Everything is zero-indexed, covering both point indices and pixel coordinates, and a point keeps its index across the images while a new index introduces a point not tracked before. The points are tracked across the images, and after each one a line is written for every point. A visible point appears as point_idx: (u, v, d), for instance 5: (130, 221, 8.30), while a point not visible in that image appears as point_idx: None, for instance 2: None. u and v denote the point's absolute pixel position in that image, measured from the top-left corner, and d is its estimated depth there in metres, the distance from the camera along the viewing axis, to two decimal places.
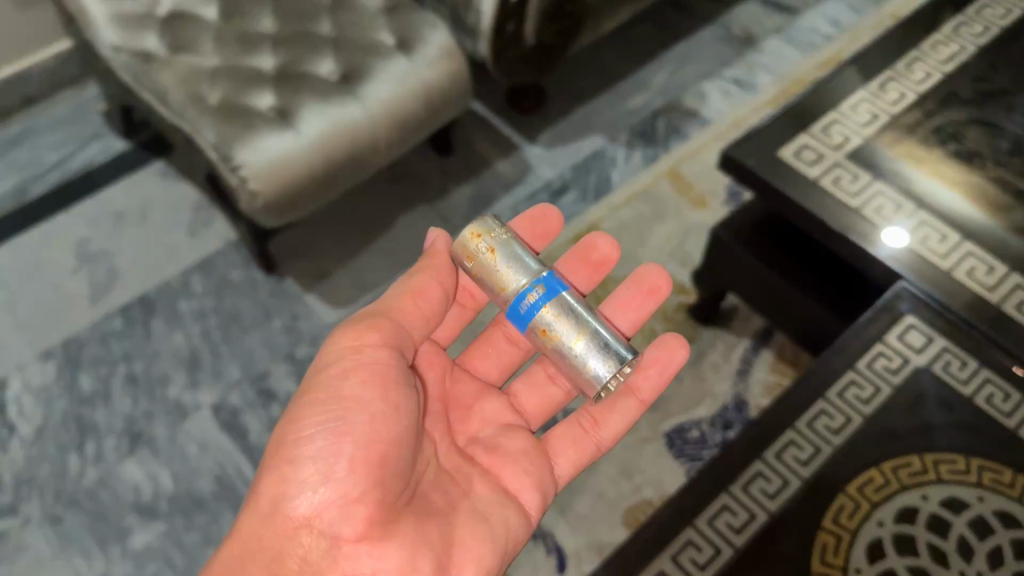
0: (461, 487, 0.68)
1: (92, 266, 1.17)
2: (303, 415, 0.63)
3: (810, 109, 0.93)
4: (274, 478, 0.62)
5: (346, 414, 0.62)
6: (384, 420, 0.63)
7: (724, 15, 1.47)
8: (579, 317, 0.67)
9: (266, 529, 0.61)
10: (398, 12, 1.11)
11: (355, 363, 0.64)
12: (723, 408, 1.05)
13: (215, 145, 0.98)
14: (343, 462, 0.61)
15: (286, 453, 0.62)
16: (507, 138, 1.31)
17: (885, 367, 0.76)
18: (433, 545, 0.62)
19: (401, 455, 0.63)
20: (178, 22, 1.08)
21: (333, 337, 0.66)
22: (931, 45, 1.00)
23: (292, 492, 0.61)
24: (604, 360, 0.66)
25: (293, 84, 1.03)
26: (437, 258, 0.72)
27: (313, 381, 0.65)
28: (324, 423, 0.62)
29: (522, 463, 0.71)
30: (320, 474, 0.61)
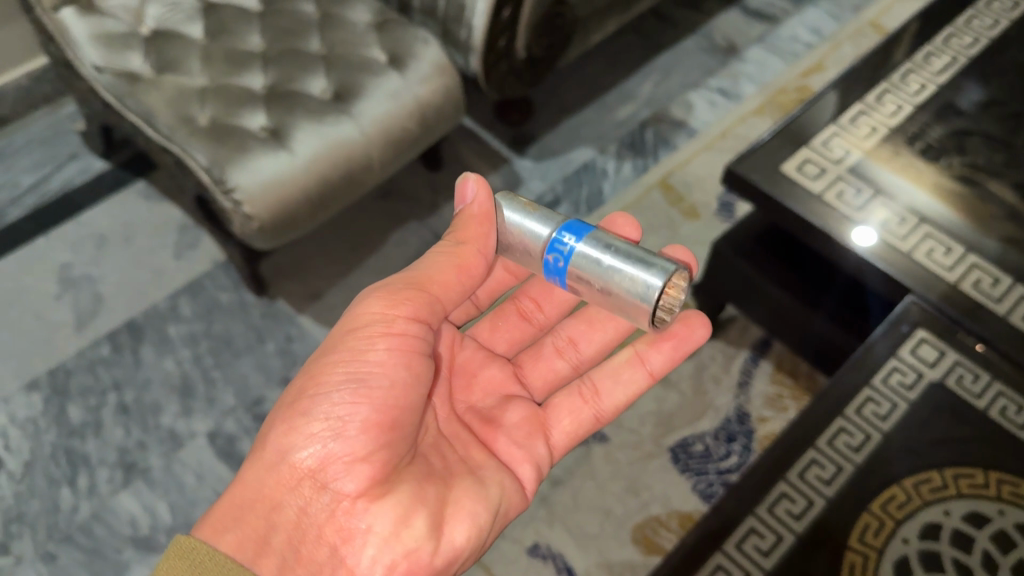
0: (460, 455, 0.70)
1: (76, 292, 1.14)
2: (324, 373, 0.64)
3: (809, 123, 0.94)
4: (284, 429, 0.63)
5: (365, 376, 0.63)
6: (402, 388, 0.64)
7: (706, 25, 1.48)
8: None
9: (269, 478, 0.63)
10: (388, 29, 1.09)
11: (383, 330, 0.65)
12: (726, 420, 1.05)
13: (206, 167, 0.95)
14: (356, 423, 0.62)
15: (301, 407, 0.63)
16: (496, 151, 1.30)
17: (899, 383, 0.76)
18: (430, 505, 0.64)
19: (410, 422, 0.65)
20: (162, 41, 1.05)
21: (363, 297, 0.67)
22: (923, 57, 1.01)
23: (299, 443, 0.62)
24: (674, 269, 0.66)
25: (285, 105, 1.01)
26: (480, 221, 0.68)
27: (337, 339, 0.66)
28: (343, 383, 0.63)
29: (515, 436, 0.74)
30: (331, 432, 0.62)
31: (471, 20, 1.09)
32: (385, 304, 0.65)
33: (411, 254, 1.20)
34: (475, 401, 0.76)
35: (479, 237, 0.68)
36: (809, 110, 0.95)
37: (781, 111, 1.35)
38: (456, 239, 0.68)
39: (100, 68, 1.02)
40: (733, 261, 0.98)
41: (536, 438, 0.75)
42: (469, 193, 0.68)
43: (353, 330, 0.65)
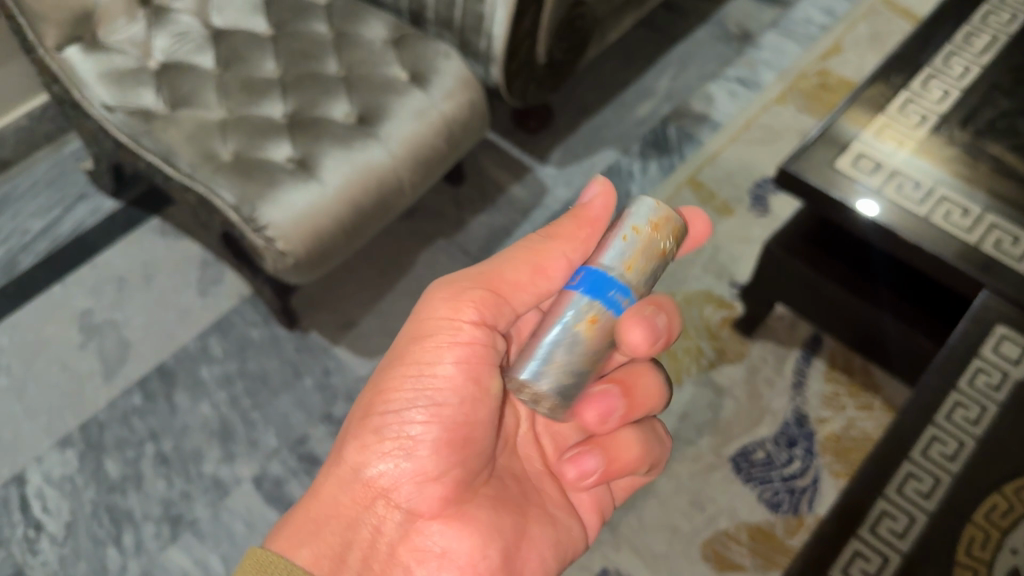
0: (531, 479, 0.65)
1: (101, 340, 1.10)
2: (392, 387, 0.59)
3: (854, 116, 0.91)
4: (356, 444, 0.59)
5: (437, 394, 0.58)
6: (473, 404, 0.59)
7: (717, 14, 1.44)
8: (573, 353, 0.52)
9: (341, 497, 0.58)
10: (407, 45, 1.05)
11: (450, 339, 0.58)
12: (785, 424, 1.02)
13: (235, 205, 0.92)
14: (428, 443, 0.58)
15: (373, 423, 0.59)
16: (518, 160, 1.27)
17: (987, 384, 0.74)
18: (505, 535, 0.59)
19: (484, 439, 0.60)
20: (174, 73, 1.01)
21: (430, 296, 0.61)
22: (963, 38, 0.98)
23: (374, 461, 0.58)
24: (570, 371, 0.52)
25: (310, 132, 0.97)
26: (581, 223, 0.59)
27: (404, 345, 0.60)
28: (416, 400, 0.58)
29: None
30: (403, 451, 0.58)
31: (491, 29, 1.05)
32: (450, 306, 0.59)
33: (441, 274, 1.16)
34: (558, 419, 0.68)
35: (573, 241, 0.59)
36: (855, 104, 0.92)
37: (803, 98, 1.32)
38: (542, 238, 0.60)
39: (112, 107, 0.97)
40: (787, 258, 0.93)
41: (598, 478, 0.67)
42: (587, 195, 0.60)
43: (419, 337, 0.60)
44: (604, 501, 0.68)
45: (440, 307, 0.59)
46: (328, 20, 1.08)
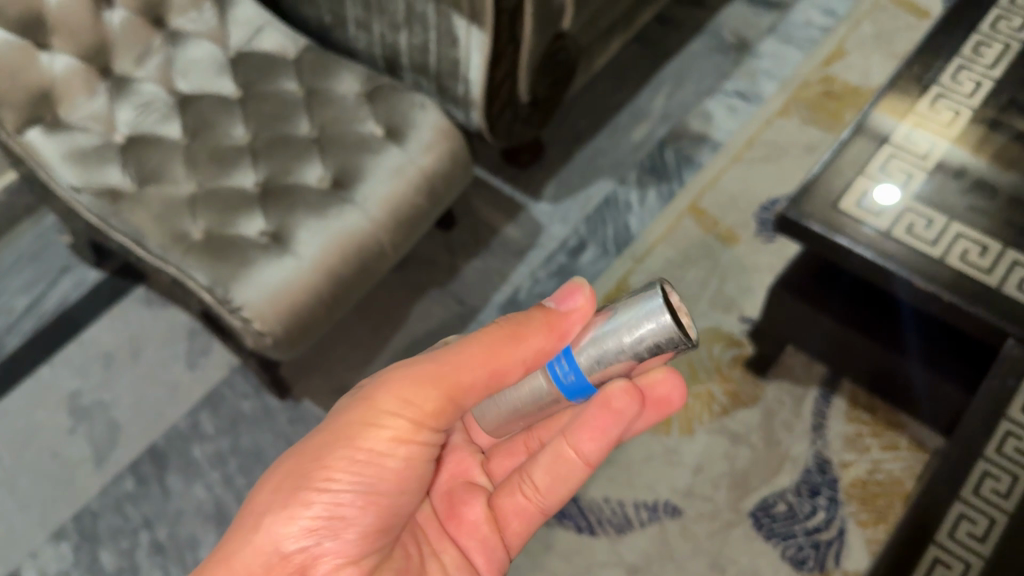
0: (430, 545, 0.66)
1: (90, 423, 1.07)
2: (335, 464, 0.58)
3: (889, 108, 0.85)
4: (279, 514, 0.57)
5: (378, 481, 0.59)
6: (406, 494, 0.61)
7: (713, 21, 1.36)
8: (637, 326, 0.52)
9: (254, 568, 0.56)
10: (380, 97, 1.00)
11: (403, 432, 0.59)
12: (806, 471, 0.96)
13: (209, 287, 0.88)
14: (357, 526, 0.58)
15: (304, 493, 0.57)
16: (510, 199, 1.21)
17: (1016, 449, 0.73)
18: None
19: (400, 522, 0.62)
20: (140, 148, 0.96)
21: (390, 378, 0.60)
22: (973, 47, 0.90)
23: (296, 535, 0.57)
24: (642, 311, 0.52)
25: (283, 203, 0.93)
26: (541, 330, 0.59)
27: (352, 426, 0.59)
28: (353, 483, 0.58)
29: (482, 534, 0.66)
30: (332, 530, 0.57)
31: (467, 73, 1.01)
32: (408, 397, 0.59)
33: (436, 328, 1.11)
34: (443, 483, 0.70)
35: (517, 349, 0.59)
36: (871, 119, 0.85)
37: (807, 109, 1.25)
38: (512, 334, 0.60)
39: (78, 189, 0.93)
40: (804, 306, 0.86)
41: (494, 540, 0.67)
42: (572, 300, 0.59)
43: (372, 421, 0.59)
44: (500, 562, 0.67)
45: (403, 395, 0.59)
46: (298, 76, 1.03)
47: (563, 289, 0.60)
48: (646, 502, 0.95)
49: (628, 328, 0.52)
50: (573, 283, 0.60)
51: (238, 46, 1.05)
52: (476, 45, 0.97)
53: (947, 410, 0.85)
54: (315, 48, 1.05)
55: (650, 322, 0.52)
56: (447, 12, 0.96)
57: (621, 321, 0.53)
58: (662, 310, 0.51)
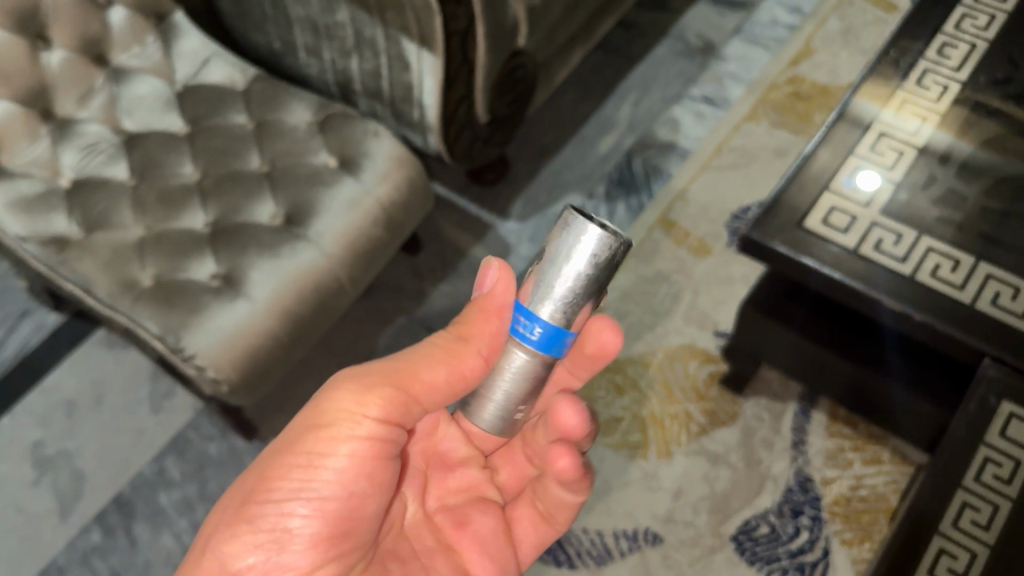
0: (420, 558, 0.65)
1: (54, 474, 1.04)
2: (277, 476, 0.56)
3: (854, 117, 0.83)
4: (225, 533, 0.56)
5: (322, 488, 0.56)
6: (362, 500, 0.57)
7: (677, 24, 1.34)
8: (560, 260, 0.52)
9: None
10: (333, 127, 0.97)
11: (350, 435, 0.56)
12: (788, 491, 0.94)
13: (160, 335, 0.85)
14: (304, 536, 0.56)
15: (249, 510, 0.55)
16: (477, 219, 1.18)
17: (996, 476, 0.65)
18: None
19: (364, 530, 0.59)
20: (87, 192, 0.93)
21: (335, 381, 0.58)
22: (937, 50, 0.88)
23: (242, 554, 0.55)
24: (563, 245, 0.52)
25: (235, 243, 0.90)
26: (486, 317, 0.57)
27: (297, 432, 0.57)
28: (299, 493, 0.56)
29: (489, 554, 0.67)
30: (278, 541, 0.55)
31: (421, 98, 0.98)
32: (356, 400, 0.56)
33: None
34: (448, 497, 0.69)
35: (482, 333, 0.57)
36: (840, 121, 0.83)
37: (776, 111, 1.23)
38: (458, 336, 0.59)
39: (25, 239, 0.90)
40: (779, 331, 0.86)
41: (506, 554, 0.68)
42: (487, 284, 0.57)
43: (318, 424, 0.56)
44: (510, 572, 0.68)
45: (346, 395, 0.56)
46: (247, 108, 1.00)
47: (480, 273, 0.58)
48: (626, 530, 0.93)
49: (570, 262, 0.52)
50: (483, 266, 0.59)
51: (185, 80, 1.02)
52: (428, 69, 0.94)
53: (928, 423, 0.83)
54: (265, 78, 1.02)
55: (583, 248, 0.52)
56: (396, 37, 0.93)
57: (559, 261, 0.52)
58: (588, 231, 0.51)
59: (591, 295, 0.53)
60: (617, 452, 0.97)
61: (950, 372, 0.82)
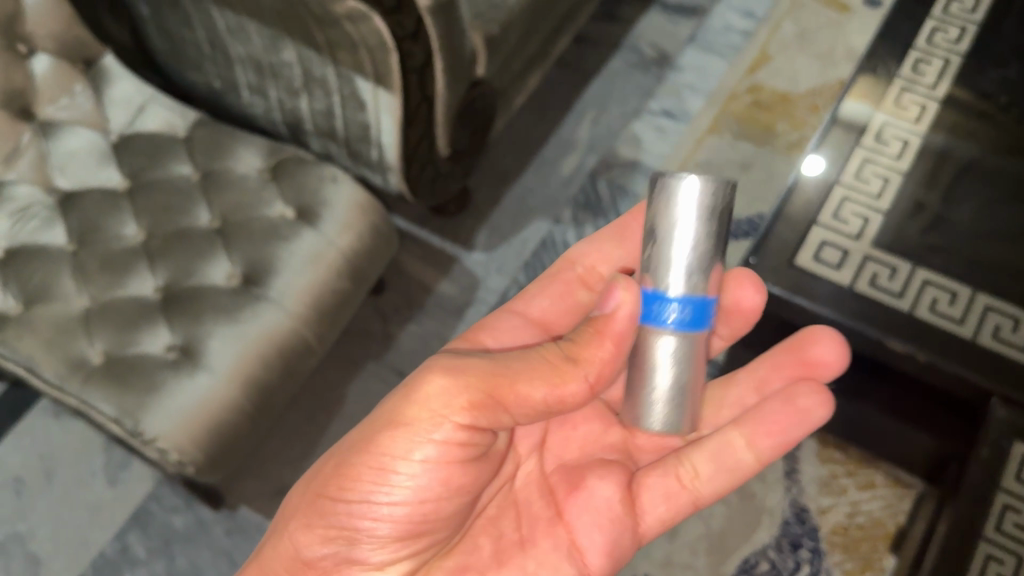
0: (518, 530, 0.66)
1: (7, 562, 0.96)
2: (350, 475, 0.57)
3: (837, 142, 0.81)
4: (302, 520, 0.60)
5: (394, 493, 0.57)
6: (440, 501, 0.59)
7: (630, 34, 1.29)
8: (672, 226, 0.54)
9: (280, 568, 0.60)
10: (286, 174, 0.90)
11: (426, 440, 0.56)
12: (785, 523, 0.92)
13: (116, 420, 0.78)
14: (377, 534, 0.58)
15: (323, 504, 0.59)
16: (440, 251, 1.13)
17: (1016, 524, 0.68)
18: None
19: (443, 521, 0.60)
20: (22, 263, 0.86)
21: (426, 370, 0.57)
22: (912, 67, 0.86)
23: (315, 543, 0.59)
24: (671, 211, 0.54)
25: (189, 310, 0.83)
26: (602, 338, 0.56)
27: (375, 429, 0.57)
28: (369, 495, 0.57)
29: (599, 517, 0.65)
30: (351, 534, 0.59)
31: (379, 138, 0.93)
32: (437, 404, 0.55)
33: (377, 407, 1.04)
34: (568, 459, 0.70)
35: (596, 356, 0.56)
36: (820, 149, 0.80)
37: (738, 123, 1.20)
38: (569, 353, 0.57)
39: None
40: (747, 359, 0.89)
41: (625, 521, 0.66)
42: (609, 303, 0.55)
43: (395, 423, 0.56)
44: (623, 547, 0.65)
45: (431, 392, 0.55)
46: (190, 156, 0.92)
47: (604, 291, 0.56)
48: None
49: (679, 221, 0.54)
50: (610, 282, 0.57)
51: (120, 129, 0.94)
52: (386, 109, 0.89)
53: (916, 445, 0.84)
54: (207, 122, 0.94)
55: (689, 202, 0.54)
56: (349, 75, 0.87)
57: (670, 225, 0.54)
58: (678, 180, 0.54)
59: (712, 248, 0.54)
60: None
61: (956, 408, 0.81)
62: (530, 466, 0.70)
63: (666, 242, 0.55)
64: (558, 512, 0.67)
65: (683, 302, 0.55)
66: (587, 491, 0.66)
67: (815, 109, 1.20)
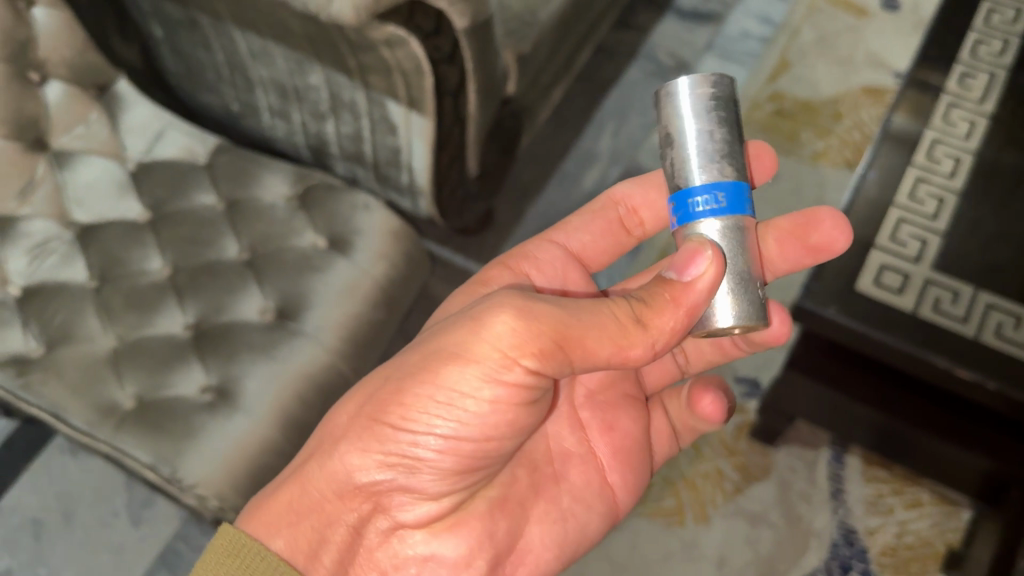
0: (549, 463, 0.67)
1: None
2: (413, 406, 0.55)
3: (889, 162, 0.79)
4: (357, 444, 0.57)
5: (460, 429, 0.54)
6: (498, 440, 0.56)
7: (646, 44, 1.28)
8: (680, 125, 0.54)
9: (328, 492, 0.58)
10: (316, 203, 0.87)
11: (495, 378, 0.53)
12: (834, 546, 0.91)
13: (151, 465, 0.74)
14: (434, 467, 0.56)
15: (379, 431, 0.56)
16: (465, 270, 1.10)
17: None
18: (499, 543, 0.62)
19: (495, 458, 0.59)
20: (42, 301, 0.81)
21: (495, 304, 0.54)
22: (958, 81, 0.84)
23: (370, 469, 0.57)
24: (674, 112, 0.54)
25: (224, 349, 0.80)
26: (674, 303, 0.52)
27: (441, 360, 0.54)
28: (431, 428, 0.55)
29: (632, 460, 0.70)
30: (407, 465, 0.56)
31: (410, 162, 0.90)
32: (512, 345, 0.52)
33: None
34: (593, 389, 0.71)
35: (667, 322, 0.52)
36: (871, 169, 0.79)
37: (763, 132, 1.18)
38: (638, 315, 0.52)
39: None
40: (801, 383, 0.85)
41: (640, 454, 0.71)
42: (692, 273, 0.51)
43: (461, 355, 0.54)
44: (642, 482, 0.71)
45: (499, 330, 0.52)
46: (214, 185, 0.89)
47: (682, 253, 0.52)
48: None
49: (686, 119, 0.54)
50: (691, 245, 0.52)
51: (137, 157, 0.91)
52: (418, 132, 0.86)
53: (971, 467, 0.82)
54: (229, 148, 0.91)
55: (689, 97, 0.54)
56: (379, 99, 0.84)
57: (677, 125, 0.54)
58: (679, 82, 0.54)
59: (720, 140, 0.53)
60: (653, 522, 0.92)
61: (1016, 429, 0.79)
62: (564, 396, 0.70)
63: (681, 143, 0.54)
64: (590, 449, 0.69)
65: (705, 190, 0.53)
66: (615, 432, 0.70)
67: (838, 116, 1.19)
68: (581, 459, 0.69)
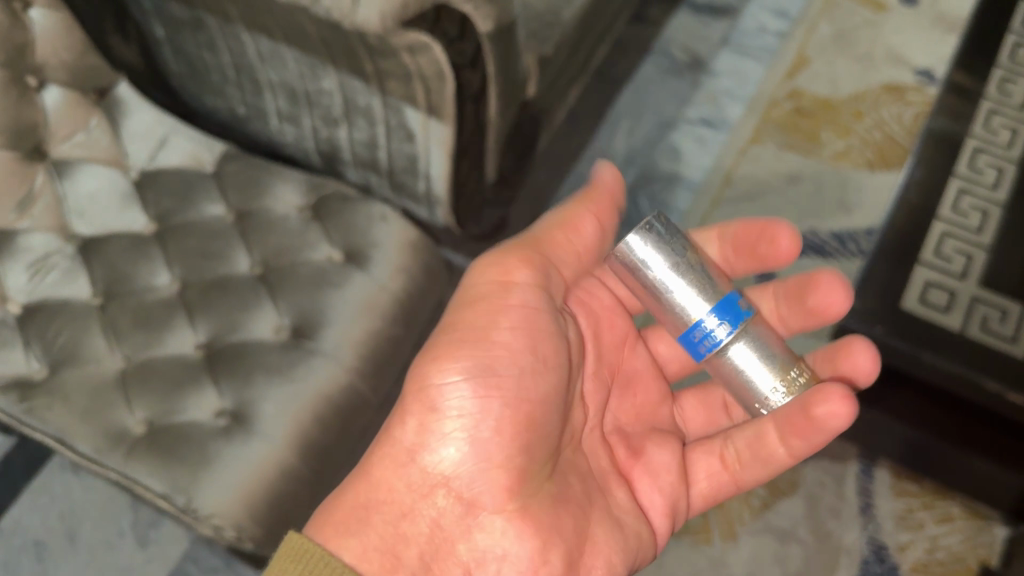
0: (597, 478, 0.66)
1: None
2: (449, 358, 0.59)
3: (936, 166, 0.83)
4: (411, 428, 0.59)
5: (494, 368, 0.59)
6: (531, 375, 0.60)
7: (660, 39, 1.26)
8: (660, 272, 0.61)
9: (399, 488, 0.59)
10: (331, 214, 0.83)
11: (504, 302, 0.61)
12: (864, 563, 0.91)
13: (163, 495, 0.70)
14: (489, 421, 0.58)
15: (430, 399, 0.59)
16: None
17: None
18: (567, 538, 0.60)
19: (546, 414, 0.60)
20: (45, 319, 0.78)
21: (479, 264, 0.64)
22: (999, 87, 0.90)
23: (432, 448, 0.59)
24: (646, 267, 0.61)
25: (239, 371, 0.76)
26: (605, 199, 0.69)
27: (458, 313, 0.62)
28: (470, 370, 0.59)
29: (660, 479, 0.68)
30: (460, 428, 0.58)
31: (427, 170, 0.87)
32: (504, 273, 0.62)
33: None
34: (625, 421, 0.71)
35: (600, 201, 0.68)
36: (917, 173, 0.83)
37: (781, 132, 1.18)
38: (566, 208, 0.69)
39: None
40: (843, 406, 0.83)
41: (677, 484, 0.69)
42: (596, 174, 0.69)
43: (471, 302, 0.62)
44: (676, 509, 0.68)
45: (490, 274, 0.62)
46: (222, 195, 0.85)
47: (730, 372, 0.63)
48: None
49: (657, 267, 0.61)
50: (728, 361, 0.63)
51: (140, 165, 0.86)
52: (436, 139, 0.82)
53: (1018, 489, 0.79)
54: (237, 155, 0.87)
55: (649, 248, 0.61)
56: (397, 104, 0.80)
57: (658, 274, 0.61)
58: (631, 243, 0.61)
59: (693, 266, 0.61)
60: (678, 539, 0.92)
61: None
62: (598, 421, 0.69)
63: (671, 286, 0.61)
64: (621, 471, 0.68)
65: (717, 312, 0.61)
66: (651, 466, 0.69)
67: (858, 115, 1.19)
68: (617, 476, 0.67)
